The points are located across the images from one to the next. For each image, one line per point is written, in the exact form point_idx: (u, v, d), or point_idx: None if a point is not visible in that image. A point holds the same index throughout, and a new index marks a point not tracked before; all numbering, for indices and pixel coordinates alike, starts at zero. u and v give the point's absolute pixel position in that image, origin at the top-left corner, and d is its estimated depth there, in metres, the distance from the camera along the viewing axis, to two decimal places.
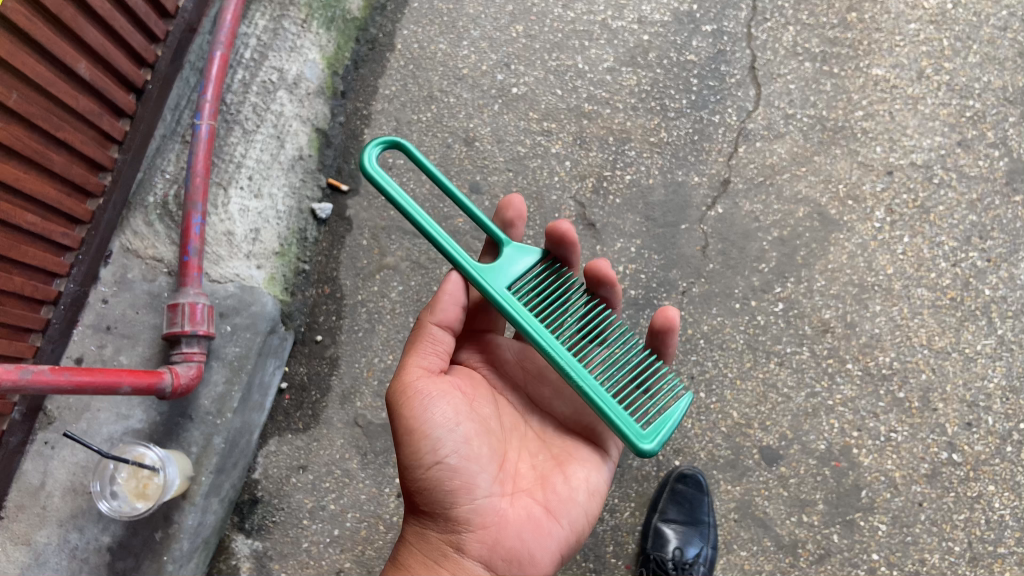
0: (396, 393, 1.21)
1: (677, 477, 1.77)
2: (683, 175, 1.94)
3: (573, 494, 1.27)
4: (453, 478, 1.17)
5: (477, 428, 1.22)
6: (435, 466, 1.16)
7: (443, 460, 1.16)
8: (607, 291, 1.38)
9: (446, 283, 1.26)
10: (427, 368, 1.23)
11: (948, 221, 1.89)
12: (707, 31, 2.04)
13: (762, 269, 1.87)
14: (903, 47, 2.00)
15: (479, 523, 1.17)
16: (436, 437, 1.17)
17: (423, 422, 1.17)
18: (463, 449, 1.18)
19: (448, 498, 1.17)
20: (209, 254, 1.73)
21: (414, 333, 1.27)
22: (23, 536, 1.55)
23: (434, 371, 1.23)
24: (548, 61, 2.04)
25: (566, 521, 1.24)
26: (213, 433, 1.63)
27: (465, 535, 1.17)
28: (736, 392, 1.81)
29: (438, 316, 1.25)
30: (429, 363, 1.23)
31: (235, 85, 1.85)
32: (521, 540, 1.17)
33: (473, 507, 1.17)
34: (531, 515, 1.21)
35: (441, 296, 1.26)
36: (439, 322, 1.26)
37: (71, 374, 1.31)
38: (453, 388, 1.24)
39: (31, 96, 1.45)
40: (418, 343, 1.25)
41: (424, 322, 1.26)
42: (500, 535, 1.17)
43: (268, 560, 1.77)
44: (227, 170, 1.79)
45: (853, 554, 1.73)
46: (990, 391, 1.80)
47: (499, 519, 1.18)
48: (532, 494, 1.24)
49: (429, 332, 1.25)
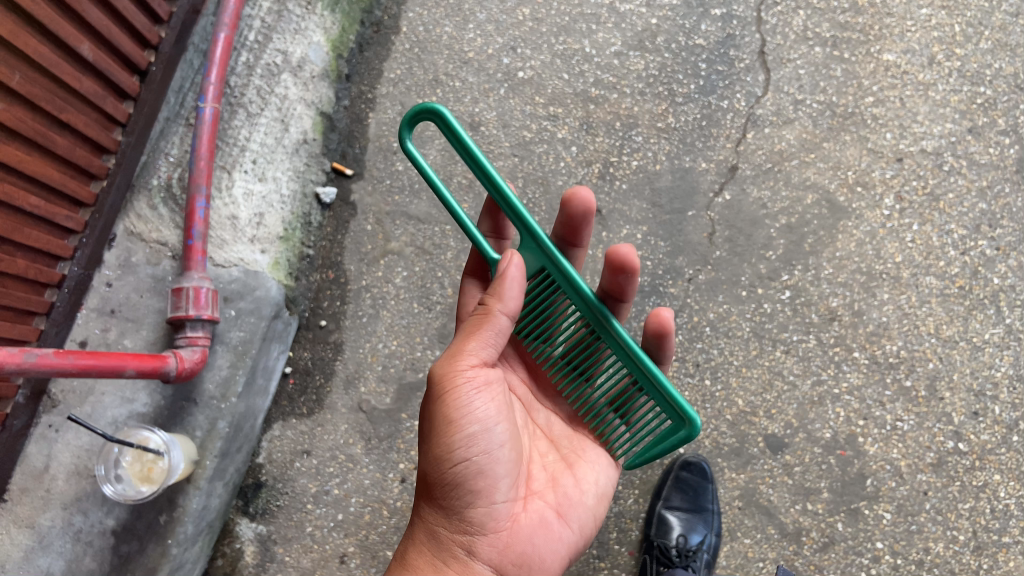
0: (440, 379, 1.17)
1: (682, 464, 1.79)
2: (691, 161, 1.93)
3: (583, 497, 1.29)
4: (479, 479, 1.16)
5: (510, 428, 1.21)
6: (463, 464, 1.15)
7: (472, 459, 1.15)
8: (625, 278, 1.31)
9: (510, 268, 1.16)
10: (481, 359, 1.19)
11: (957, 209, 1.87)
12: (717, 15, 2.02)
13: (769, 257, 1.86)
14: (914, 32, 1.98)
15: (492, 527, 1.18)
16: (469, 434, 1.15)
17: (460, 415, 1.15)
18: (494, 449, 1.17)
19: (468, 497, 1.16)
20: (214, 237, 1.72)
21: (475, 316, 1.19)
22: (27, 519, 1.56)
23: (485, 363, 1.20)
24: (555, 44, 2.02)
25: (575, 525, 1.27)
26: (218, 417, 1.62)
27: (478, 537, 1.17)
28: (742, 379, 1.80)
29: (505, 304, 1.17)
30: (483, 354, 1.18)
31: (239, 67, 1.82)
32: (530, 545, 1.19)
33: (490, 510, 1.18)
34: (544, 519, 1.23)
35: (506, 284, 1.16)
36: (508, 312, 1.17)
37: (75, 356, 1.30)
38: (495, 382, 1.22)
39: (33, 77, 1.44)
40: (479, 330, 1.18)
41: (490, 308, 1.17)
42: (512, 540, 1.18)
43: (273, 544, 1.78)
44: (231, 153, 1.77)
45: (857, 542, 1.73)
46: (998, 379, 1.79)
47: (512, 523, 1.19)
48: (545, 497, 1.26)
49: (496, 322, 1.17)
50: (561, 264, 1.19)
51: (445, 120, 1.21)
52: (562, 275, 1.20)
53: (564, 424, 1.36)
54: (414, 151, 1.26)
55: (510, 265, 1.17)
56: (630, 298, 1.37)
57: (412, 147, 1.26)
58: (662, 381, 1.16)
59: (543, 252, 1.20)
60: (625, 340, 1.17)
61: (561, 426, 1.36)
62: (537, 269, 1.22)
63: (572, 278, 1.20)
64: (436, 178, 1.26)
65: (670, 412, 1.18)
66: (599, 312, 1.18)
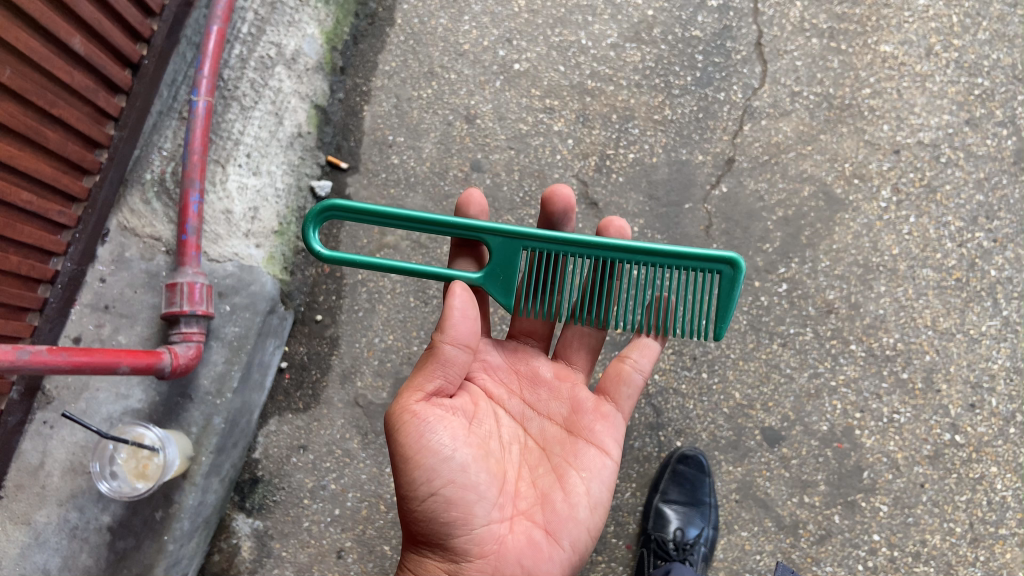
0: (393, 417, 1.20)
1: (679, 458, 1.77)
2: (687, 154, 1.92)
3: (573, 510, 1.27)
4: (451, 510, 1.16)
5: (474, 453, 1.21)
6: (430, 497, 1.16)
7: (439, 491, 1.15)
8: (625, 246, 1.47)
9: (453, 299, 1.21)
10: (424, 391, 1.21)
11: (954, 200, 1.87)
12: (713, 6, 2.00)
13: (766, 249, 1.86)
14: (912, 23, 1.97)
15: (478, 552, 1.18)
16: (430, 466, 1.15)
17: (419, 449, 1.16)
18: (459, 477, 1.17)
19: (446, 528, 1.17)
20: (208, 232, 1.68)
21: (426, 352, 1.25)
22: (22, 516, 1.55)
23: (431, 395, 1.22)
24: (551, 36, 2.00)
25: (566, 542, 1.25)
26: (213, 412, 1.62)
27: (463, 564, 1.18)
28: (738, 372, 1.80)
29: (449, 335, 1.21)
30: (429, 385, 1.22)
31: (232, 60, 1.77)
32: (520, 566, 1.19)
33: (472, 536, 1.17)
34: (531, 538, 1.22)
35: (449, 316, 1.21)
36: (452, 341, 1.21)
37: (68, 353, 1.28)
38: (450, 410, 1.23)
39: (23, 71, 1.42)
40: (428, 364, 1.23)
41: (435, 342, 1.22)
42: (499, 563, 1.18)
43: (269, 539, 1.78)
44: (224, 147, 1.73)
45: (854, 535, 1.73)
46: (994, 371, 1.79)
47: (499, 546, 1.19)
48: (531, 516, 1.24)
49: (441, 353, 1.21)
50: (531, 234, 1.26)
51: (343, 208, 1.26)
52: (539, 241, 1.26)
53: (553, 434, 1.36)
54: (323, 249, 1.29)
55: (454, 295, 1.22)
56: None
57: (318, 244, 1.29)
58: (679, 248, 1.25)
59: (512, 236, 1.27)
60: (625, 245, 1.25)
61: (554, 436, 1.36)
62: (519, 252, 1.28)
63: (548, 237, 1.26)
64: (366, 261, 1.31)
65: (710, 267, 1.28)
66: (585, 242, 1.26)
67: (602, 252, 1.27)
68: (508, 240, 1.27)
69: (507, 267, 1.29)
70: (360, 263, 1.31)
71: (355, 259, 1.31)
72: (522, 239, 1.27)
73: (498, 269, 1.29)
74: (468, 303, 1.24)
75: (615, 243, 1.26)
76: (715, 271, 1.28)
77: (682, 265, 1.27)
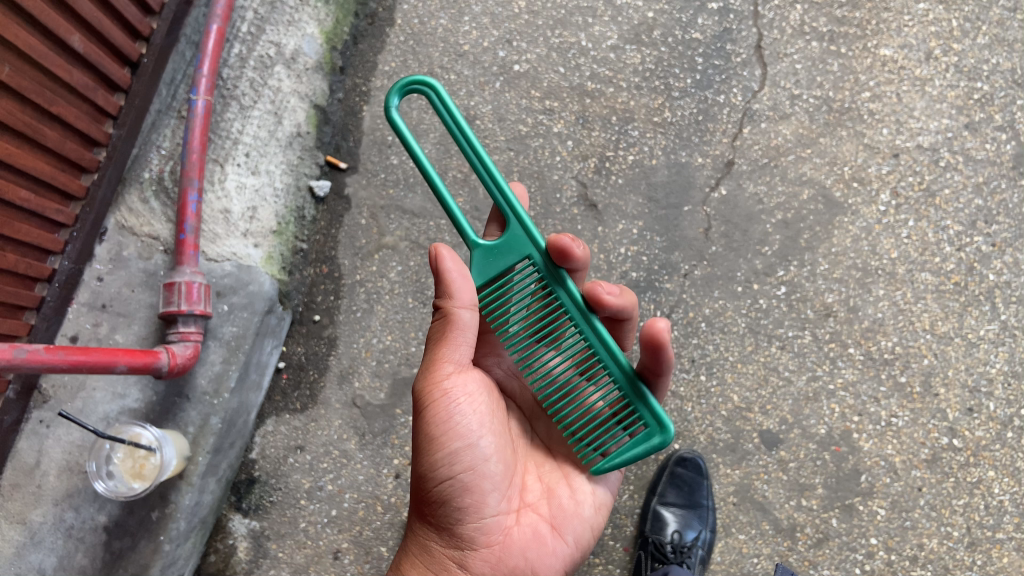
0: (421, 394, 1.19)
1: (677, 460, 1.78)
2: (687, 156, 1.92)
3: (578, 508, 1.27)
4: (465, 496, 1.17)
5: (495, 440, 1.21)
6: (446, 481, 1.16)
7: (455, 475, 1.16)
8: (609, 312, 1.20)
9: (444, 261, 1.16)
10: (452, 366, 1.19)
11: (953, 204, 1.87)
12: (713, 9, 2.00)
13: (765, 252, 1.86)
14: (912, 27, 1.97)
15: (485, 541, 1.18)
16: (453, 450, 1.16)
17: (441, 432, 1.16)
18: (479, 464, 1.17)
19: (456, 514, 1.17)
20: (207, 231, 1.70)
21: (439, 321, 1.20)
22: (17, 515, 1.54)
23: (457, 371, 1.20)
24: (551, 37, 2.00)
25: (570, 538, 1.25)
26: (210, 412, 1.61)
27: (469, 552, 1.18)
28: (736, 374, 1.80)
29: (461, 302, 1.17)
30: (455, 358, 1.19)
31: (232, 59, 1.79)
32: (524, 558, 1.19)
33: (481, 525, 1.18)
34: (537, 532, 1.22)
35: (448, 280, 1.16)
36: (464, 307, 1.17)
37: (65, 353, 1.28)
38: (476, 391, 1.22)
39: (22, 69, 1.41)
40: (447, 335, 1.18)
41: (448, 308, 1.18)
42: (505, 554, 1.18)
43: (266, 540, 1.77)
44: (224, 146, 1.75)
45: (852, 538, 1.73)
46: (992, 375, 1.79)
47: (505, 537, 1.19)
48: (538, 510, 1.24)
49: (457, 319, 1.16)
50: (542, 252, 1.18)
51: (438, 96, 1.22)
52: (544, 263, 1.19)
53: None
54: (396, 116, 1.23)
55: (445, 259, 1.16)
56: (629, 315, 1.25)
57: (394, 111, 1.22)
58: (644, 390, 1.14)
59: (528, 239, 1.20)
60: (605, 338, 1.16)
61: None
62: (521, 255, 1.21)
63: (556, 271, 1.18)
64: (418, 149, 1.24)
65: (646, 420, 1.15)
66: (581, 305, 1.18)
67: (578, 317, 1.18)
68: (518, 241, 1.20)
69: (498, 256, 1.21)
70: (408, 146, 1.23)
71: (401, 133, 1.23)
72: (533, 247, 1.19)
73: (496, 250, 1.21)
74: (463, 271, 1.19)
75: (598, 325, 1.17)
76: (648, 428, 1.14)
77: (629, 395, 1.15)
